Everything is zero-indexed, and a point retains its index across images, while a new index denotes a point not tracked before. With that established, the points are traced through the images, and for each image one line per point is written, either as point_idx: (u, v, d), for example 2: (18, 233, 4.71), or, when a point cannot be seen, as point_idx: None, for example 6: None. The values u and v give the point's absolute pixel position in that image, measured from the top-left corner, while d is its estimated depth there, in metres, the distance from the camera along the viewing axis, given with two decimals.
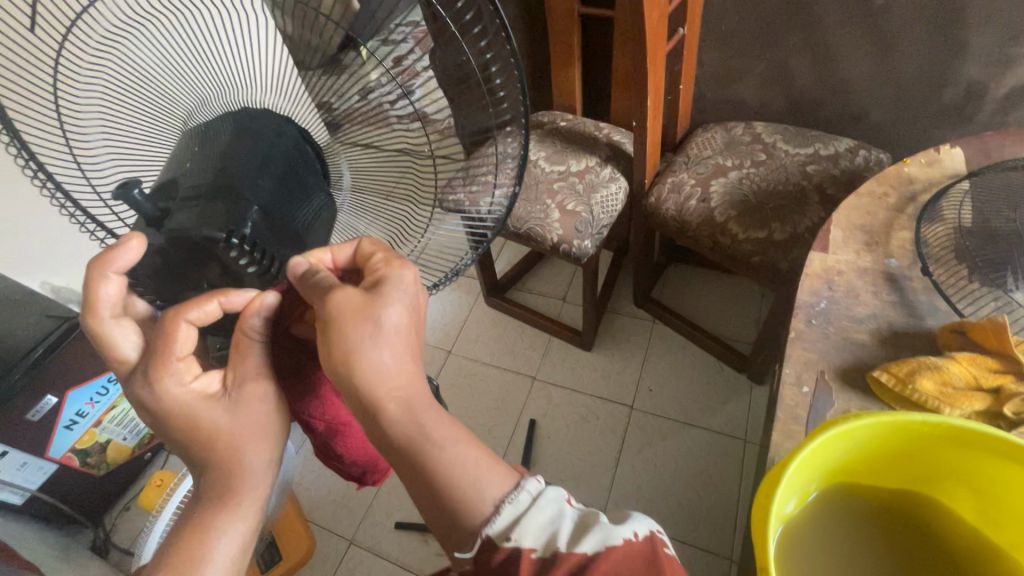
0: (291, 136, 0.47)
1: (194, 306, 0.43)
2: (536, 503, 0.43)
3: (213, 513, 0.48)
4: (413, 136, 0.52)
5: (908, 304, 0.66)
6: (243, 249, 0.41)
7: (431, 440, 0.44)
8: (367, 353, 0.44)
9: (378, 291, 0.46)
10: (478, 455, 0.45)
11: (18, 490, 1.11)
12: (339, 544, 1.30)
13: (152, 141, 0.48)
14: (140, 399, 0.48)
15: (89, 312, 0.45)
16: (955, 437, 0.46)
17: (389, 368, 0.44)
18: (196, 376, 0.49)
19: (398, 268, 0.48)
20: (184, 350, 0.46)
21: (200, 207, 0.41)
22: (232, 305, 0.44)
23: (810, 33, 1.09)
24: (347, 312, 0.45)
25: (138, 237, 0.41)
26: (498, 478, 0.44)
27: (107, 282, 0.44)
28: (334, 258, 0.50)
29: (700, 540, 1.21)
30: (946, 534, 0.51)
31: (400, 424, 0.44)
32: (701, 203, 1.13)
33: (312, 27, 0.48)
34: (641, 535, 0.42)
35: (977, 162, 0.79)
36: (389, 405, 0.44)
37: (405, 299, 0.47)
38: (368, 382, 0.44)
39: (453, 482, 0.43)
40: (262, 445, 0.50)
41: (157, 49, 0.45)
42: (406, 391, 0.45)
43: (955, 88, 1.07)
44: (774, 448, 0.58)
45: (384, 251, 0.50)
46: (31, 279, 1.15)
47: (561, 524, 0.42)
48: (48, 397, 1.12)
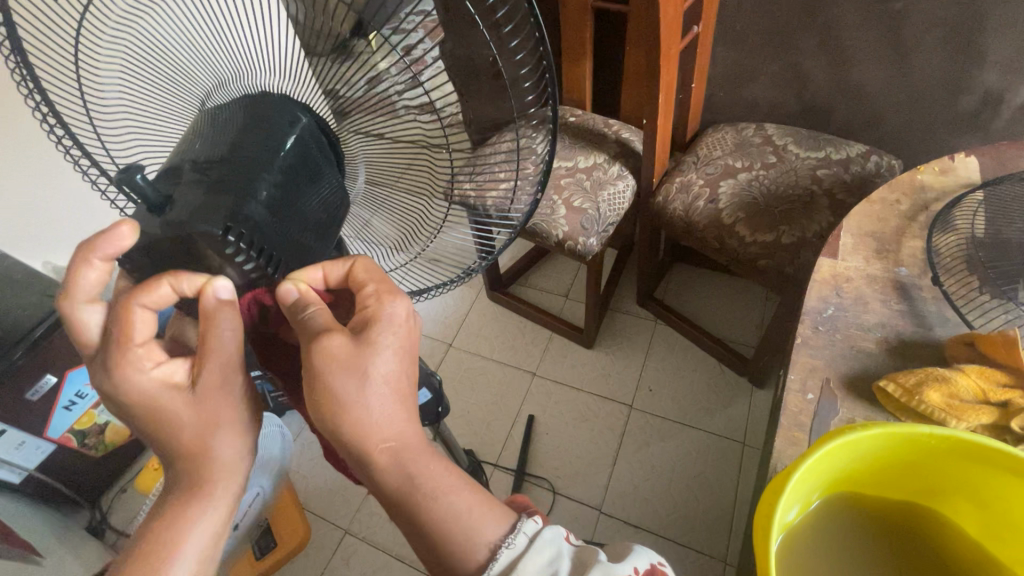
0: (303, 127, 0.46)
1: (144, 290, 0.41)
2: (534, 545, 0.44)
3: (189, 501, 0.48)
4: (427, 125, 0.51)
5: (918, 314, 0.65)
6: (240, 247, 0.40)
7: (423, 489, 0.45)
8: (354, 410, 0.43)
9: (367, 338, 0.45)
10: (470, 503, 0.46)
11: (16, 468, 1.11)
12: (333, 533, 1.30)
13: (168, 116, 0.50)
14: (107, 379, 0.46)
15: (64, 295, 0.44)
16: (963, 452, 0.46)
17: (382, 424, 0.44)
18: (158, 362, 0.47)
19: (389, 304, 0.46)
20: (145, 332, 0.46)
21: (199, 199, 0.40)
22: (183, 289, 0.41)
23: (825, 35, 1.08)
24: (333, 361, 0.43)
25: (130, 223, 0.40)
26: (494, 521, 0.45)
27: (89, 268, 0.42)
28: (326, 275, 0.47)
29: (694, 541, 1.21)
30: (946, 547, 0.51)
31: (391, 477, 0.44)
32: (709, 204, 1.11)
33: (320, 9, 0.44)
34: (642, 569, 0.44)
35: (991, 171, 0.78)
36: (380, 456, 0.44)
37: (395, 343, 0.46)
38: (358, 433, 0.43)
39: (450, 534, 0.44)
40: (231, 434, 0.49)
41: (173, 25, 0.45)
42: (397, 442, 0.44)
43: (971, 95, 1.06)
44: (777, 455, 0.57)
45: (376, 280, 0.48)
46: (32, 259, 1.14)
47: (560, 565, 0.43)
48: (48, 376, 1.11)
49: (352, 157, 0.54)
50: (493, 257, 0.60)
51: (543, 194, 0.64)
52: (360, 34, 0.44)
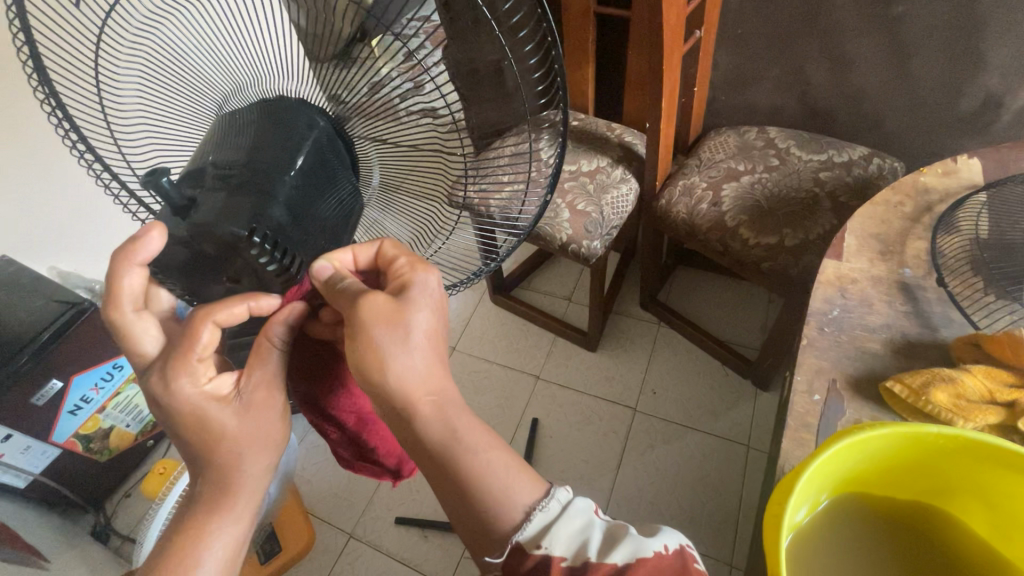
0: (320, 129, 0.47)
1: (221, 308, 0.43)
2: (565, 512, 0.45)
3: (206, 517, 0.49)
4: (441, 127, 0.53)
5: (922, 315, 0.66)
6: (265, 248, 0.41)
7: (462, 445, 0.46)
8: (397, 362, 0.45)
9: (406, 296, 0.46)
10: (506, 464, 0.46)
11: (21, 474, 1.12)
12: (338, 537, 1.30)
13: (186, 123, 0.50)
14: (156, 387, 0.47)
15: (110, 305, 0.45)
16: (970, 450, 0.46)
17: (424, 383, 0.46)
18: (212, 377, 0.49)
19: (422, 272, 0.48)
20: (202, 350, 0.46)
21: (223, 200, 0.41)
22: (263, 308, 0.45)
23: (827, 39, 1.08)
24: (376, 317, 0.45)
25: (159, 227, 0.41)
26: (530, 486, 0.47)
27: (128, 275, 0.43)
28: (356, 258, 0.49)
29: (699, 544, 1.21)
30: (956, 546, 0.51)
31: (433, 432, 0.46)
32: (713, 207, 1.12)
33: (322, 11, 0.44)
34: (671, 548, 0.44)
35: (994, 173, 0.79)
36: (422, 409, 0.45)
37: (432, 304, 0.47)
38: (398, 385, 0.44)
39: (485, 489, 0.45)
40: (263, 453, 0.50)
41: (194, 32, 0.45)
42: (439, 396, 0.46)
43: (972, 98, 1.06)
44: (785, 455, 0.57)
45: (406, 255, 0.50)
46: (38, 264, 1.15)
47: (590, 534, 0.44)
48: (53, 382, 1.11)
49: (365, 163, 0.54)
50: (495, 264, 0.61)
51: (552, 197, 0.64)
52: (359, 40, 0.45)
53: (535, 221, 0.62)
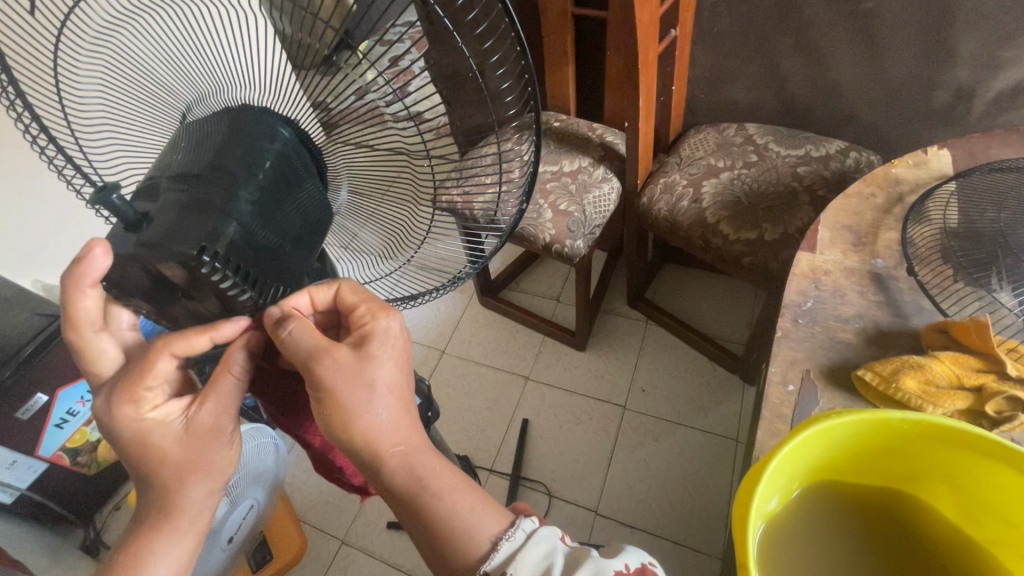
0: (283, 141, 0.47)
1: (180, 338, 0.46)
2: (530, 541, 0.48)
3: (156, 534, 0.50)
4: (408, 136, 0.51)
5: (894, 304, 0.67)
6: (216, 266, 0.40)
7: (429, 491, 0.49)
8: (361, 419, 0.48)
9: (366, 351, 0.49)
10: (470, 504, 0.50)
11: (7, 488, 1.11)
12: (330, 544, 1.30)
13: (149, 127, 0.51)
14: (104, 410, 0.48)
15: (70, 326, 0.46)
16: (937, 435, 0.47)
17: (383, 430, 0.48)
18: (157, 405, 0.49)
19: (384, 320, 0.50)
20: (155, 379, 0.48)
21: (176, 216, 0.41)
22: (221, 336, 0.46)
23: (800, 36, 1.10)
24: (340, 379, 0.47)
25: (102, 245, 0.41)
26: (494, 519, 0.50)
27: (83, 297, 0.44)
28: (313, 299, 0.50)
29: (689, 540, 1.21)
30: (925, 531, 0.51)
31: (401, 479, 0.49)
32: (693, 204, 1.13)
33: (302, 27, 0.43)
34: (632, 566, 0.46)
35: (964, 163, 0.80)
36: (390, 459, 0.49)
37: (393, 354, 0.50)
38: (367, 440, 0.48)
39: (452, 535, 0.48)
40: (207, 479, 0.51)
41: (153, 40, 0.46)
42: (405, 446, 0.49)
43: (945, 90, 1.08)
44: (759, 446, 0.58)
45: (366, 301, 0.51)
46: (22, 278, 1.15)
47: (554, 560, 0.46)
48: (37, 396, 1.10)
49: (335, 170, 0.55)
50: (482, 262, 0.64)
51: (529, 202, 0.64)
52: (343, 48, 0.44)
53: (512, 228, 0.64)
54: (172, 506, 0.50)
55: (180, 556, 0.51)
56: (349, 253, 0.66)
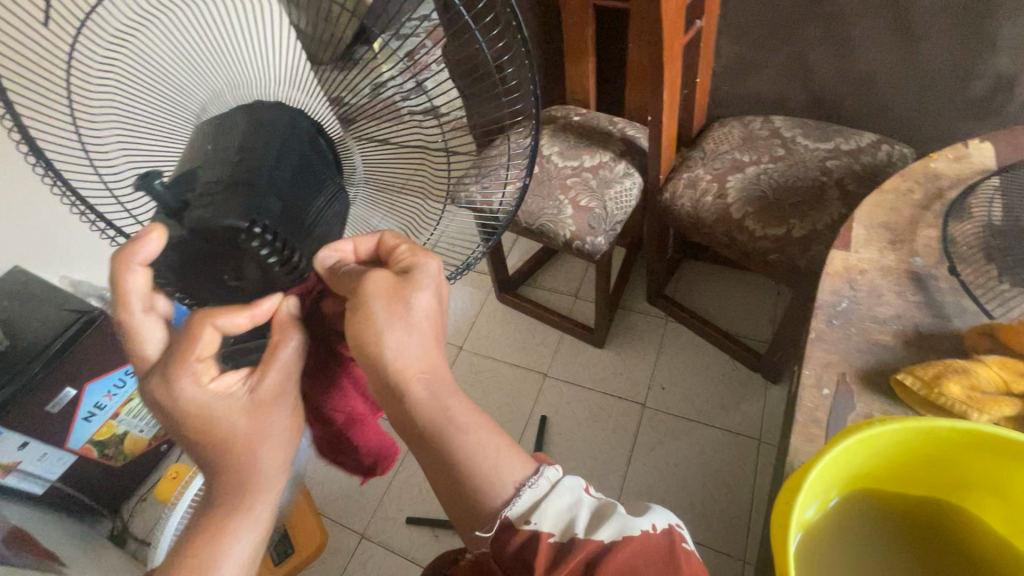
0: (304, 130, 0.47)
1: (224, 314, 0.45)
2: (555, 489, 0.45)
3: (229, 517, 0.48)
4: (428, 129, 0.52)
5: (935, 305, 0.64)
6: (266, 239, 0.41)
7: (454, 424, 0.46)
8: (392, 336, 0.45)
9: (407, 278, 0.47)
10: (500, 442, 0.47)
11: (38, 480, 1.12)
12: (349, 538, 1.31)
13: (164, 138, 0.48)
14: (160, 390, 0.47)
15: (119, 303, 0.45)
16: (984, 445, 0.45)
17: (412, 355, 0.46)
18: (214, 376, 0.48)
19: (422, 257, 0.49)
20: (203, 352, 0.46)
21: (214, 199, 0.41)
22: (260, 315, 0.46)
23: (831, 25, 1.06)
24: (375, 293, 0.46)
25: (161, 228, 0.41)
26: (520, 465, 0.46)
27: (132, 274, 0.43)
28: (357, 248, 0.50)
29: (711, 540, 1.20)
30: (972, 543, 0.49)
31: (425, 406, 0.46)
32: (718, 199, 1.10)
33: (324, 16, 0.47)
34: (659, 527, 0.44)
35: (1007, 157, 0.77)
36: (414, 385, 0.46)
37: (433, 285, 0.48)
38: (393, 362, 0.45)
39: (475, 470, 0.45)
40: (274, 446, 0.50)
41: (169, 42, 0.45)
42: (430, 375, 0.46)
43: (983, 80, 1.03)
44: (794, 452, 0.56)
45: (407, 243, 0.51)
46: (51, 273, 1.17)
47: (578, 511, 0.44)
48: (66, 390, 1.11)
49: (352, 162, 0.53)
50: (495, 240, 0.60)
51: (532, 180, 0.61)
52: (365, 38, 0.47)
53: (516, 208, 0.60)
54: (242, 488, 0.49)
55: (254, 539, 0.49)
56: None
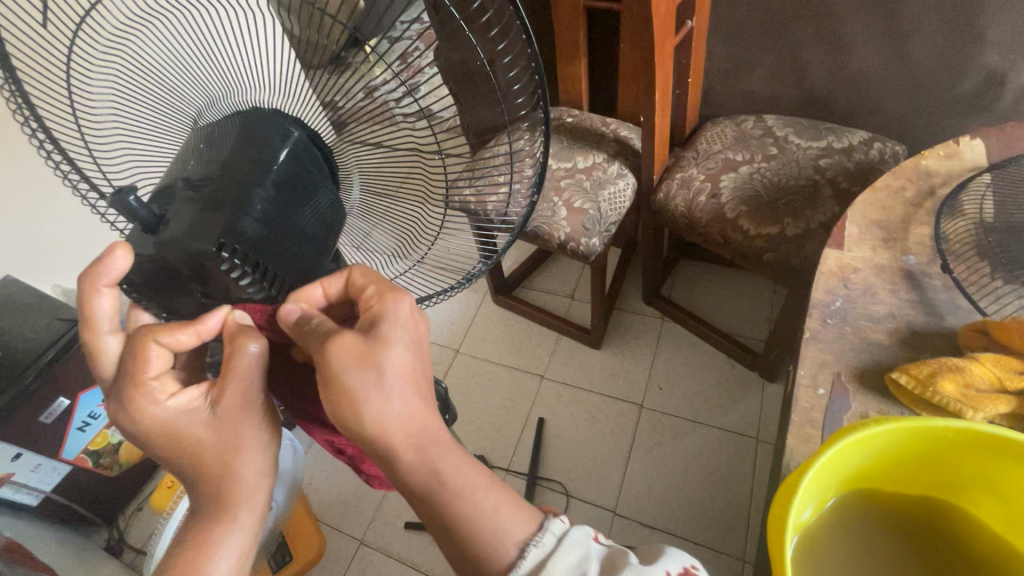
0: (295, 141, 0.46)
1: (165, 333, 0.45)
2: (562, 545, 0.43)
3: (210, 527, 0.48)
4: (422, 136, 0.49)
5: (928, 303, 0.64)
6: (235, 262, 0.41)
7: (448, 488, 0.45)
8: (372, 406, 0.44)
9: (376, 333, 0.45)
10: (495, 500, 0.46)
11: (32, 491, 1.10)
12: (348, 545, 1.30)
13: (161, 136, 0.50)
14: (123, 411, 0.47)
15: (87, 327, 0.46)
16: (980, 445, 0.45)
17: (393, 415, 0.44)
18: (174, 394, 0.48)
19: (392, 302, 0.47)
20: (158, 368, 0.46)
21: (196, 214, 0.41)
22: (208, 328, 0.45)
23: (821, 24, 1.06)
24: (346, 359, 0.44)
25: (124, 248, 0.41)
26: (520, 519, 0.45)
27: (99, 297, 0.43)
28: (326, 290, 0.48)
29: (710, 541, 1.19)
30: (970, 542, 0.49)
31: (415, 470, 0.45)
32: (711, 199, 1.10)
33: (315, 26, 0.42)
34: (674, 574, 0.42)
35: (998, 154, 0.77)
36: (403, 452, 0.45)
37: (405, 338, 0.46)
38: (380, 431, 0.44)
39: (475, 533, 0.44)
40: (251, 456, 0.49)
41: (164, 46, 0.44)
42: (420, 437, 0.45)
43: (974, 77, 1.04)
44: (790, 453, 0.56)
45: (376, 282, 0.49)
46: (42, 283, 1.15)
47: (588, 567, 0.42)
48: (60, 400, 1.12)
49: (346, 170, 0.53)
50: (494, 258, 0.61)
51: (540, 195, 0.63)
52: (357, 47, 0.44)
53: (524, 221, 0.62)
54: (225, 494, 0.48)
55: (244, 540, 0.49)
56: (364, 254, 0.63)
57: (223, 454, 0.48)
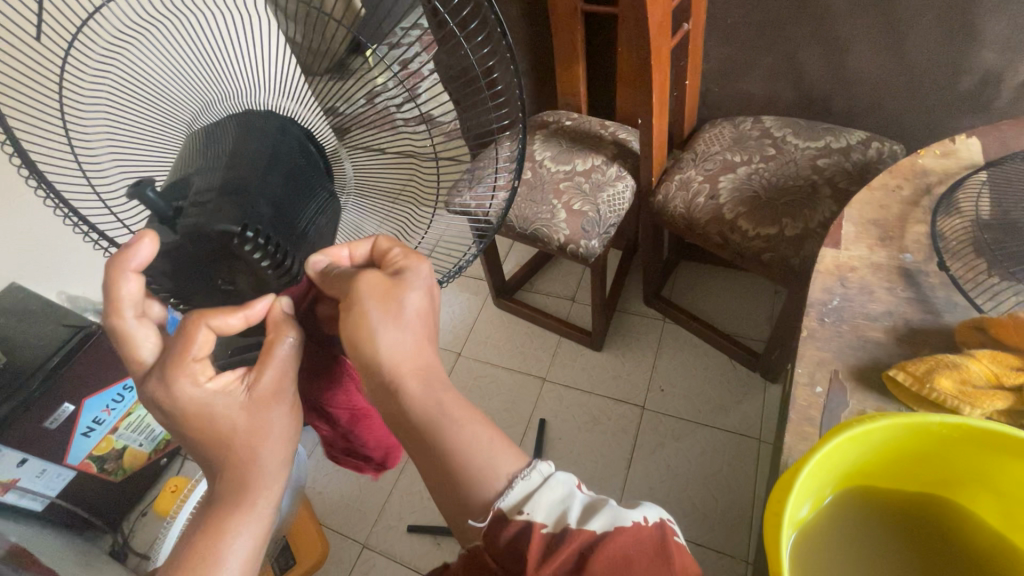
0: (293, 136, 0.47)
1: (216, 315, 0.45)
2: (547, 483, 0.44)
3: (227, 518, 0.47)
4: (417, 139, 0.55)
5: (925, 301, 0.64)
6: (257, 242, 0.41)
7: (449, 420, 0.46)
8: (386, 340, 0.47)
9: (398, 277, 0.49)
10: (486, 434, 0.46)
11: (38, 496, 1.11)
12: (351, 548, 1.30)
13: (154, 150, 0.48)
14: (158, 390, 0.47)
15: (113, 312, 0.45)
16: (975, 440, 0.45)
17: (405, 351, 0.47)
18: (213, 377, 0.48)
19: (415, 261, 0.50)
20: (201, 353, 0.46)
21: (209, 201, 0.41)
22: (255, 315, 0.46)
23: (817, 25, 1.07)
24: (371, 292, 0.47)
25: (150, 236, 0.40)
26: (512, 458, 0.46)
27: (125, 283, 0.42)
28: (351, 255, 0.52)
29: (713, 541, 1.19)
30: (968, 539, 0.49)
31: (419, 401, 0.46)
32: (710, 200, 1.11)
33: (316, 29, 0.48)
34: (652, 521, 0.42)
35: (994, 151, 0.77)
36: (410, 380, 0.46)
37: (424, 285, 0.50)
38: (390, 360, 0.46)
39: (468, 461, 0.45)
40: (277, 442, 0.49)
41: (161, 54, 0.45)
42: (427, 374, 0.47)
43: (971, 76, 1.04)
44: (788, 450, 0.56)
45: (400, 246, 0.52)
46: (47, 290, 1.11)
47: (571, 504, 0.42)
48: (65, 405, 1.13)
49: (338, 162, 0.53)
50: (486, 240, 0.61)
51: (519, 184, 0.62)
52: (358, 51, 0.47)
53: (504, 214, 0.61)
54: (237, 483, 0.47)
55: (259, 532, 0.48)
56: None
57: (225, 452, 0.48)
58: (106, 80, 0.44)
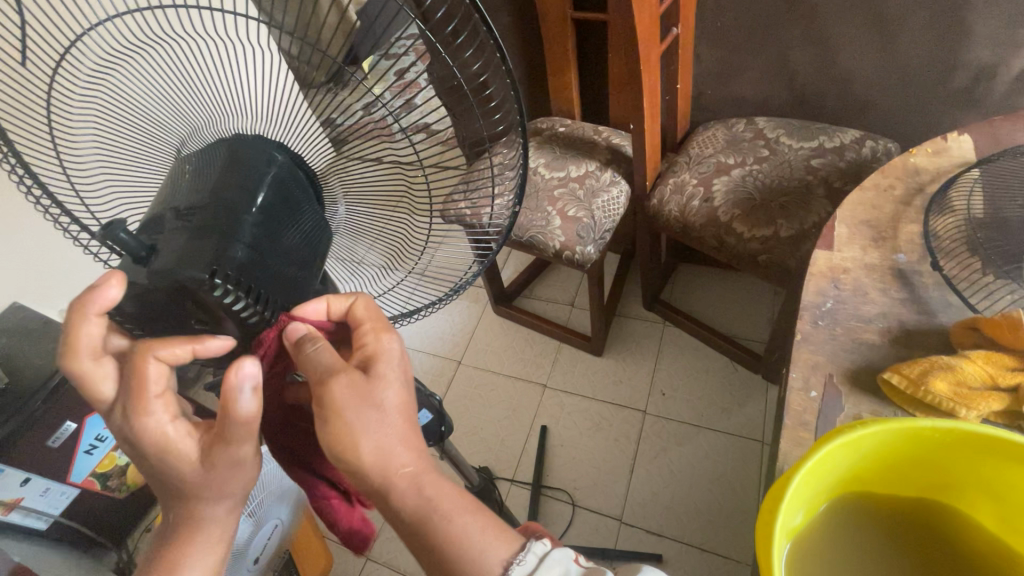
0: (279, 165, 0.47)
1: (165, 345, 0.42)
2: (542, 565, 0.44)
3: (178, 554, 0.49)
4: (401, 150, 0.51)
5: (920, 301, 0.64)
6: (227, 287, 0.41)
7: (438, 513, 0.45)
8: (369, 439, 0.45)
9: (373, 372, 0.47)
10: (479, 522, 0.46)
11: (42, 516, 0.99)
12: (354, 560, 1.30)
13: (142, 170, 0.50)
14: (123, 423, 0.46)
15: (66, 352, 0.42)
16: (972, 445, 0.44)
17: (392, 451, 0.45)
18: (174, 416, 0.47)
19: (387, 340, 0.49)
20: (159, 389, 0.45)
21: (183, 243, 0.41)
22: (208, 350, 0.43)
23: (808, 25, 1.07)
24: (347, 398, 0.45)
25: (117, 275, 0.40)
26: (504, 541, 0.46)
27: (86, 324, 0.42)
28: (328, 309, 0.49)
29: (718, 546, 1.18)
30: (966, 543, 0.49)
31: (409, 502, 0.45)
32: (705, 203, 1.10)
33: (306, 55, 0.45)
34: None
35: (987, 149, 0.77)
36: (397, 479, 0.45)
37: (398, 376, 0.48)
38: (375, 463, 0.45)
39: (459, 557, 0.44)
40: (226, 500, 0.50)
41: (148, 78, 0.45)
42: (415, 467, 0.46)
43: (964, 71, 1.04)
44: (783, 457, 0.55)
45: (374, 321, 0.50)
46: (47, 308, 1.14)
47: None
48: (66, 423, 1.03)
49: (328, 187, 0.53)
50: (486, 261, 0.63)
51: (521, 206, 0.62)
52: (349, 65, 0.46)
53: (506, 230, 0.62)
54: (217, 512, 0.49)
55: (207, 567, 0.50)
56: (350, 271, 0.63)
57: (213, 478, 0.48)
58: (92, 103, 0.45)
